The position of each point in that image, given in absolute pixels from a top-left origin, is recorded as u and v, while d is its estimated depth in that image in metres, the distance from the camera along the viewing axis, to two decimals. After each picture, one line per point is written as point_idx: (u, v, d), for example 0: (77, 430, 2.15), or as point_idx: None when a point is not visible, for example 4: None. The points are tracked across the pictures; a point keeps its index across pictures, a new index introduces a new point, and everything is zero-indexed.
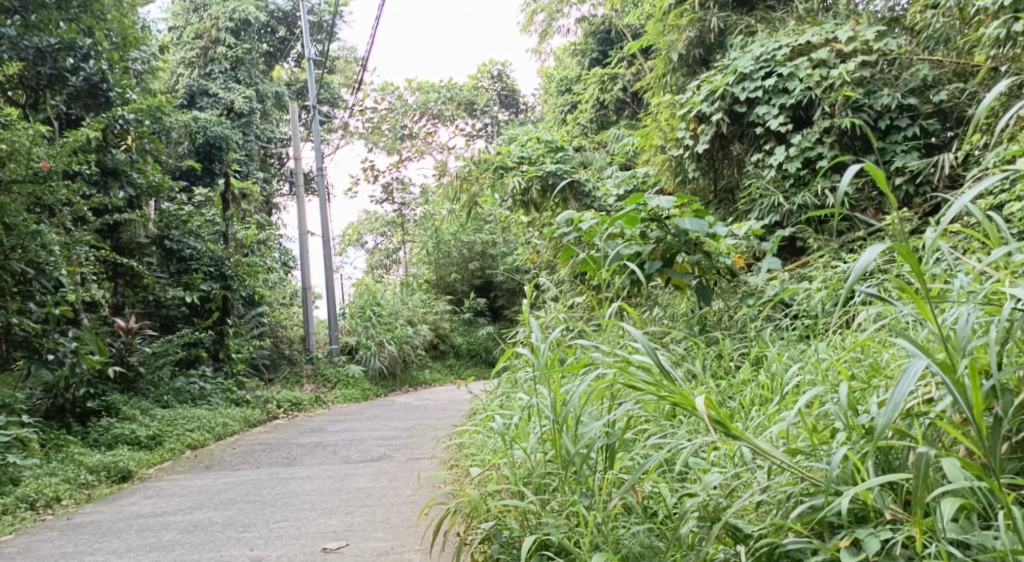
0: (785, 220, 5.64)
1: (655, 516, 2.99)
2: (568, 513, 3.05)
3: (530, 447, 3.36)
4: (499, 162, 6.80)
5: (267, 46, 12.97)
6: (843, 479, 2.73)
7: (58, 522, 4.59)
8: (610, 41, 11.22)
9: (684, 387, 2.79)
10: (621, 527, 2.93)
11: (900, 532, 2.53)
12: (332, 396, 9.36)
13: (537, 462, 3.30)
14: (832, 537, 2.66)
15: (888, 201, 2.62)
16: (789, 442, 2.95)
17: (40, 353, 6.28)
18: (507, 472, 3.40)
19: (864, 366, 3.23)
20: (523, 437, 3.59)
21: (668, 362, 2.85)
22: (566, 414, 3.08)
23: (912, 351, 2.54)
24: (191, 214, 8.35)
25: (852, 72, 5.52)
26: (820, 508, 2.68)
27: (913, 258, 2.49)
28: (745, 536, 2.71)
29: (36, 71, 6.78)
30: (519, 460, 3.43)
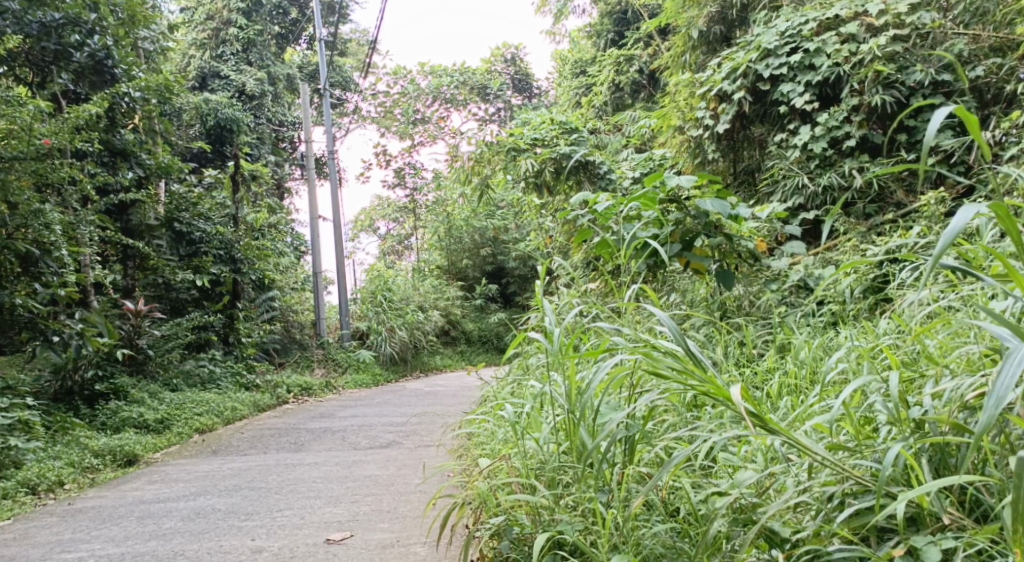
0: (808, 202, 5.45)
1: (678, 514, 2.86)
2: (585, 511, 2.92)
3: (545, 437, 3.22)
4: (513, 143, 6.62)
5: (279, 27, 12.79)
6: (894, 478, 2.59)
7: (58, 507, 4.47)
8: (626, 22, 10.98)
9: (716, 376, 2.63)
10: (642, 527, 2.80)
11: (965, 539, 2.41)
12: (343, 382, 9.22)
13: (553, 454, 3.16)
14: (880, 544, 2.52)
15: (982, 151, 2.53)
16: (823, 437, 2.80)
17: (46, 335, 6.00)
18: (520, 465, 3.26)
19: (902, 355, 3.08)
20: (538, 426, 3.45)
21: (698, 348, 2.69)
22: (586, 403, 2.92)
23: (1002, 332, 2.42)
24: (201, 195, 8.23)
25: (884, 47, 5.34)
26: (868, 512, 2.54)
27: (1012, 221, 2.39)
28: (783, 540, 2.58)
29: (41, 46, 6.63)
30: (533, 451, 3.29)
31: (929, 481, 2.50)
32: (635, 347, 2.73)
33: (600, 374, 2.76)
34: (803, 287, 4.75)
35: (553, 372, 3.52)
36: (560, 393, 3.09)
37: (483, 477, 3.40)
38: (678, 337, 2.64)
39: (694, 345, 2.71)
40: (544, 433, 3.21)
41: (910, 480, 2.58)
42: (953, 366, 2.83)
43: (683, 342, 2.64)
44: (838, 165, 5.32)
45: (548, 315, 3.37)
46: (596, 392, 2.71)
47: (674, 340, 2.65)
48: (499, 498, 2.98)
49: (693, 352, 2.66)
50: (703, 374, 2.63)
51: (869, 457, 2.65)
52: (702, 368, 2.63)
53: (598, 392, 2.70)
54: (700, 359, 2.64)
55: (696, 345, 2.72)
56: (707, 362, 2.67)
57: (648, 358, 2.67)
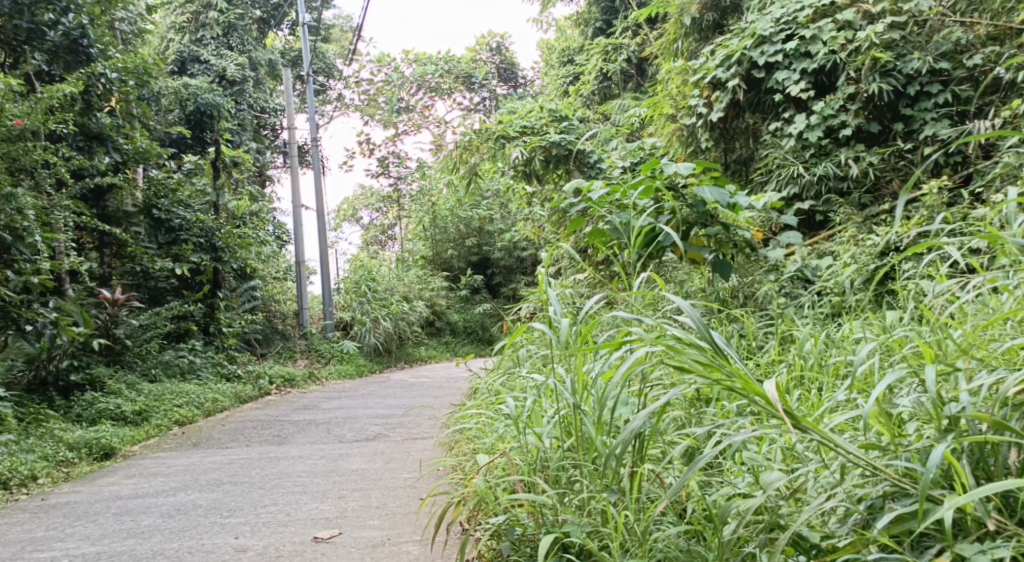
0: (804, 192, 5.34)
1: (689, 516, 2.79)
2: (590, 511, 2.83)
3: (548, 435, 3.13)
4: (501, 131, 6.48)
5: (261, 12, 12.59)
6: (937, 482, 2.50)
7: (32, 503, 4.30)
8: (614, 10, 10.84)
9: (742, 370, 2.55)
10: (653, 529, 2.73)
11: (1015, 546, 2.33)
12: (326, 373, 9.07)
13: (557, 452, 3.07)
14: (923, 552, 2.43)
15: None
16: (849, 434, 2.73)
17: (18, 324, 5.83)
18: (521, 463, 3.15)
19: (922, 350, 3.01)
20: (540, 421, 3.35)
21: (723, 340, 2.61)
22: (602, 398, 2.83)
23: None
24: (179, 182, 8.10)
25: (881, 34, 5.22)
26: (909, 518, 2.46)
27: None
28: (810, 546, 2.52)
29: (12, 24, 6.43)
30: (535, 448, 3.19)
31: (974, 485, 2.42)
32: (656, 336, 2.70)
33: (621, 366, 2.71)
34: (801, 279, 4.65)
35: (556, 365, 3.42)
36: (568, 385, 3.02)
37: (478, 474, 3.30)
38: (701, 327, 2.61)
39: (717, 336, 2.67)
40: (547, 430, 3.12)
41: (952, 483, 2.51)
42: (984, 359, 2.76)
43: (706, 332, 2.61)
44: (834, 154, 5.22)
45: (555, 307, 3.31)
46: (615, 383, 2.65)
47: (697, 330, 2.61)
48: (500, 497, 2.88)
49: (715, 341, 2.63)
50: (725, 365, 2.59)
51: (902, 457, 2.58)
52: (726, 358, 2.60)
53: (616, 382, 2.64)
54: (723, 350, 2.61)
55: (719, 337, 2.68)
56: (731, 354, 2.63)
57: (671, 348, 2.63)
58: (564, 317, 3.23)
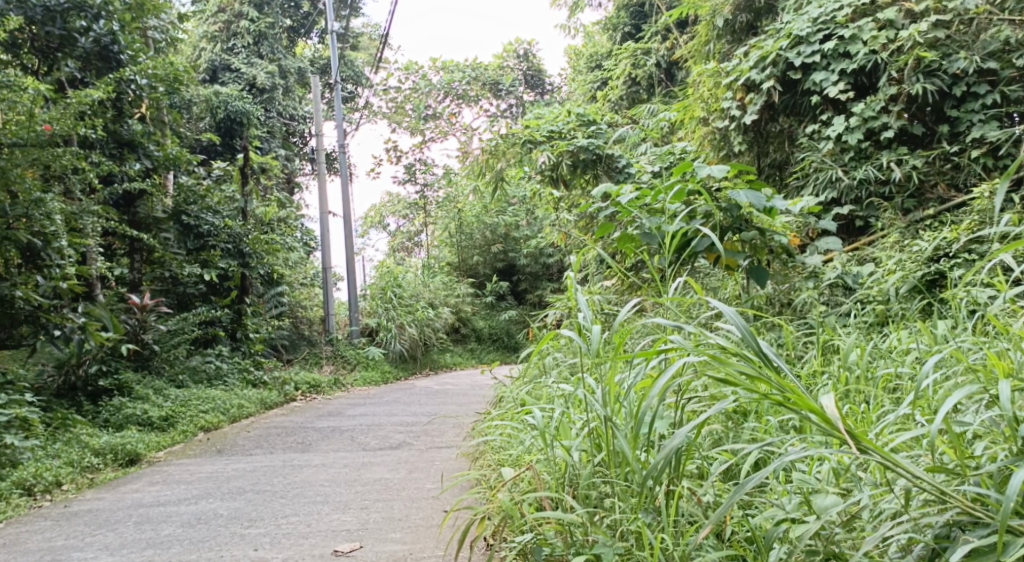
0: (842, 197, 5.20)
1: (736, 540, 2.71)
2: (623, 534, 2.76)
3: (576, 449, 3.04)
4: (528, 135, 6.39)
5: (290, 20, 12.69)
6: (1015, 510, 2.41)
7: (54, 510, 4.26)
8: (643, 14, 10.73)
9: (795, 385, 2.45)
10: (695, 553, 2.65)
11: None
12: (352, 379, 9.01)
13: (588, 467, 2.99)
14: None
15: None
16: (906, 455, 2.63)
17: (47, 329, 5.76)
18: (549, 478, 3.07)
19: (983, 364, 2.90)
20: (569, 433, 3.26)
21: (775, 352, 2.52)
22: (642, 413, 2.74)
23: None
24: (209, 188, 8.08)
25: (926, 33, 5.09)
26: (983, 549, 2.36)
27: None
28: None
29: (45, 31, 6.46)
30: (563, 461, 3.11)
31: None
32: (701, 347, 2.61)
33: (665, 379, 2.61)
34: (841, 286, 4.51)
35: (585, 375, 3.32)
36: (599, 396, 2.93)
37: (504, 488, 3.20)
38: (749, 338, 2.52)
39: (765, 348, 2.58)
40: (576, 444, 3.04)
41: None
42: None
43: (754, 343, 2.52)
44: (875, 157, 5.09)
45: (585, 313, 3.22)
46: (657, 396, 2.56)
47: (745, 340, 2.53)
48: (528, 515, 2.80)
49: (763, 353, 2.54)
50: (773, 377, 2.49)
51: (970, 482, 2.48)
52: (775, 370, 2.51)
53: (659, 397, 2.56)
54: (772, 361, 2.52)
55: (766, 347, 2.59)
56: (783, 367, 2.54)
57: (717, 359, 2.54)
58: (594, 324, 3.14)
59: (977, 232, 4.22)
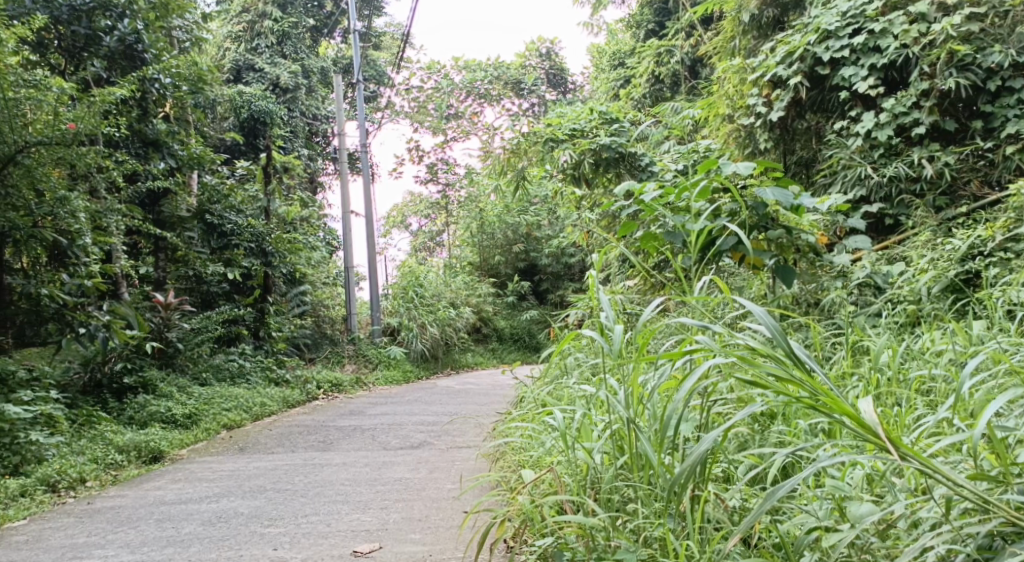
0: (871, 195, 5.12)
1: (767, 548, 2.66)
2: (647, 540, 2.73)
3: (598, 451, 3.01)
4: (550, 133, 6.34)
5: (314, 20, 12.78)
6: None
7: (77, 507, 4.27)
8: (667, 12, 10.65)
9: (830, 388, 2.40)
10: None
11: None
12: (373, 378, 9.01)
13: (610, 470, 2.95)
14: None
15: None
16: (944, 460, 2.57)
17: (72, 327, 5.78)
18: (570, 481, 3.04)
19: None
20: (590, 434, 3.23)
21: (808, 353, 2.47)
22: (668, 416, 2.69)
23: None
24: (232, 187, 8.11)
25: (958, 27, 5.02)
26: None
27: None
28: None
29: (71, 30, 6.51)
30: (584, 463, 3.08)
31: None
32: (729, 348, 2.56)
33: (692, 381, 2.57)
34: (871, 285, 4.45)
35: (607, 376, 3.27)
36: (622, 397, 2.89)
37: (525, 491, 3.18)
38: (779, 338, 2.47)
39: (796, 348, 2.53)
40: (597, 446, 3.00)
41: None
42: None
43: (785, 343, 2.47)
44: (905, 154, 5.02)
45: (608, 312, 3.18)
46: (684, 399, 2.52)
47: (775, 340, 2.48)
48: (550, 519, 2.77)
49: (794, 354, 2.48)
50: (804, 379, 2.44)
51: (1013, 490, 2.42)
52: (806, 372, 2.46)
53: (686, 399, 2.51)
54: (803, 363, 2.47)
55: (798, 348, 2.54)
56: (815, 368, 2.48)
57: (746, 360, 2.49)
58: (617, 324, 3.10)
59: (1012, 230, 4.14)
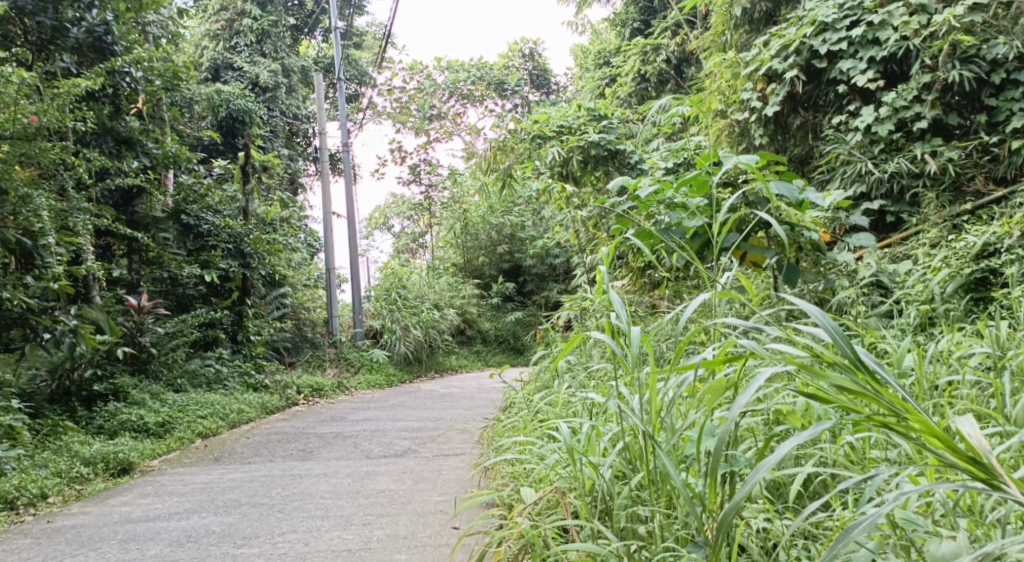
0: (872, 191, 4.92)
1: None
2: None
3: (608, 467, 2.83)
4: (537, 130, 6.10)
5: (294, 19, 12.51)
6: None
7: (37, 525, 4.00)
8: (652, 10, 10.47)
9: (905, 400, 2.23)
10: None
11: None
12: (355, 382, 8.74)
13: (623, 490, 2.78)
14: None
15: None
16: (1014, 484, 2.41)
17: (37, 332, 5.48)
18: (575, 501, 2.85)
19: None
20: (596, 448, 3.06)
21: (877, 361, 2.31)
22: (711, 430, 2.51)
23: None
24: (209, 187, 7.82)
25: (962, 17, 4.81)
26: None
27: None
28: None
29: (36, 21, 6.17)
30: (590, 480, 2.91)
31: None
32: (787, 355, 2.41)
33: (747, 393, 2.39)
34: (877, 285, 4.24)
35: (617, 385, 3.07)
36: (639, 410, 2.71)
37: (520, 512, 2.97)
38: (843, 343, 2.32)
39: (861, 355, 2.37)
40: (608, 462, 2.82)
41: None
42: None
43: (849, 348, 2.32)
44: (907, 149, 4.83)
45: (619, 315, 2.98)
46: (735, 413, 2.35)
47: (839, 345, 2.32)
48: (555, 549, 2.61)
49: (860, 361, 2.33)
50: (875, 391, 2.28)
51: None
52: (873, 380, 2.31)
53: (739, 413, 2.34)
54: (868, 370, 2.32)
55: (863, 356, 2.38)
56: (884, 376, 2.33)
57: (809, 369, 2.32)
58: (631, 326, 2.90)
59: None
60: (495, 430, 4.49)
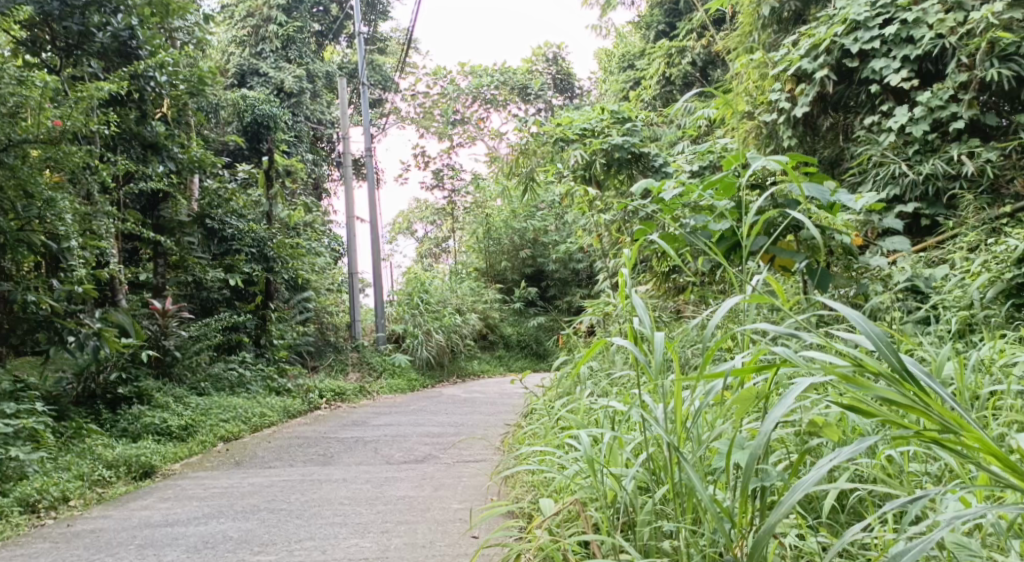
0: (906, 193, 4.81)
1: None
2: None
3: (630, 480, 2.75)
4: (560, 133, 6.03)
5: (319, 25, 12.54)
6: None
7: (56, 529, 3.98)
8: (678, 12, 10.36)
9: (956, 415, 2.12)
10: None
11: None
12: (377, 387, 8.69)
13: (646, 504, 2.70)
14: None
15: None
16: None
17: (61, 335, 5.44)
18: (597, 515, 2.78)
19: None
20: (618, 458, 2.98)
21: (925, 371, 2.20)
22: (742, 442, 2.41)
23: None
24: (234, 192, 7.82)
25: (1000, 14, 4.69)
26: None
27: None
28: None
29: (63, 26, 6.08)
30: (612, 492, 2.84)
31: None
32: (828, 364, 2.31)
33: (784, 404, 2.28)
34: (913, 290, 4.13)
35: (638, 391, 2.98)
36: (664, 420, 2.63)
37: (539, 525, 2.92)
38: (888, 352, 2.21)
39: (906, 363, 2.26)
40: (631, 474, 2.74)
41: None
42: None
43: (895, 358, 2.20)
44: (943, 151, 4.72)
45: (642, 319, 2.87)
46: (769, 426, 2.26)
47: (884, 355, 2.21)
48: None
49: (906, 371, 2.22)
50: (923, 404, 2.18)
51: None
52: (921, 392, 2.21)
53: (775, 427, 2.25)
54: (914, 381, 2.22)
55: (909, 364, 2.27)
56: (932, 387, 2.23)
57: (853, 380, 2.23)
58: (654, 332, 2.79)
59: None
60: (517, 437, 4.42)
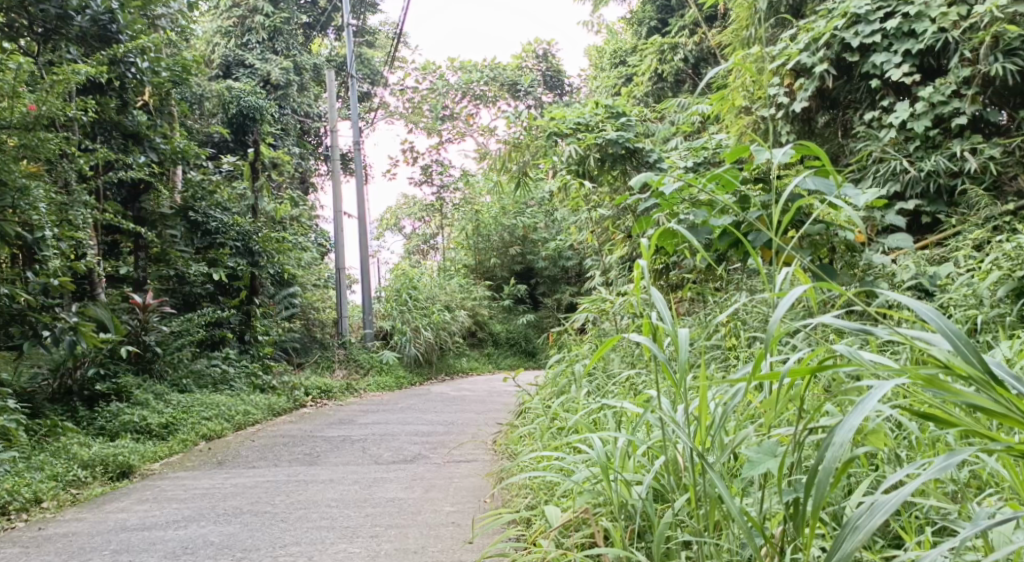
0: (907, 189, 4.69)
1: None
2: None
3: (646, 489, 2.62)
4: (553, 127, 5.86)
5: (307, 17, 12.35)
6: None
7: (28, 533, 3.80)
8: (670, 8, 10.23)
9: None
10: None
11: None
12: (364, 384, 8.52)
13: (666, 514, 2.58)
14: None
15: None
16: None
17: (36, 330, 5.25)
18: (610, 528, 2.67)
19: None
20: (629, 464, 2.88)
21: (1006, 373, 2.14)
22: (790, 449, 2.28)
23: None
24: (218, 184, 7.65)
25: (1005, 8, 4.57)
26: None
27: None
28: None
29: (41, 9, 5.86)
30: (622, 499, 2.73)
31: None
32: (909, 367, 2.19)
33: (859, 409, 2.14)
34: (920, 290, 4.01)
35: (649, 392, 2.83)
36: (688, 425, 2.49)
37: (544, 536, 2.84)
38: (971, 352, 2.13)
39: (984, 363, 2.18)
40: (647, 482, 2.61)
41: None
42: None
43: (978, 359, 2.13)
44: (945, 147, 4.60)
45: (659, 314, 2.70)
46: (846, 436, 2.10)
47: (969, 356, 2.13)
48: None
49: (989, 372, 2.14)
50: (1009, 409, 2.12)
51: None
52: (1010, 395, 2.13)
53: (853, 437, 2.10)
54: (1002, 385, 2.14)
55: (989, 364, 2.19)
56: (1013, 389, 2.17)
57: (940, 385, 2.13)
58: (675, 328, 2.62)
59: None
60: (510, 440, 4.27)
